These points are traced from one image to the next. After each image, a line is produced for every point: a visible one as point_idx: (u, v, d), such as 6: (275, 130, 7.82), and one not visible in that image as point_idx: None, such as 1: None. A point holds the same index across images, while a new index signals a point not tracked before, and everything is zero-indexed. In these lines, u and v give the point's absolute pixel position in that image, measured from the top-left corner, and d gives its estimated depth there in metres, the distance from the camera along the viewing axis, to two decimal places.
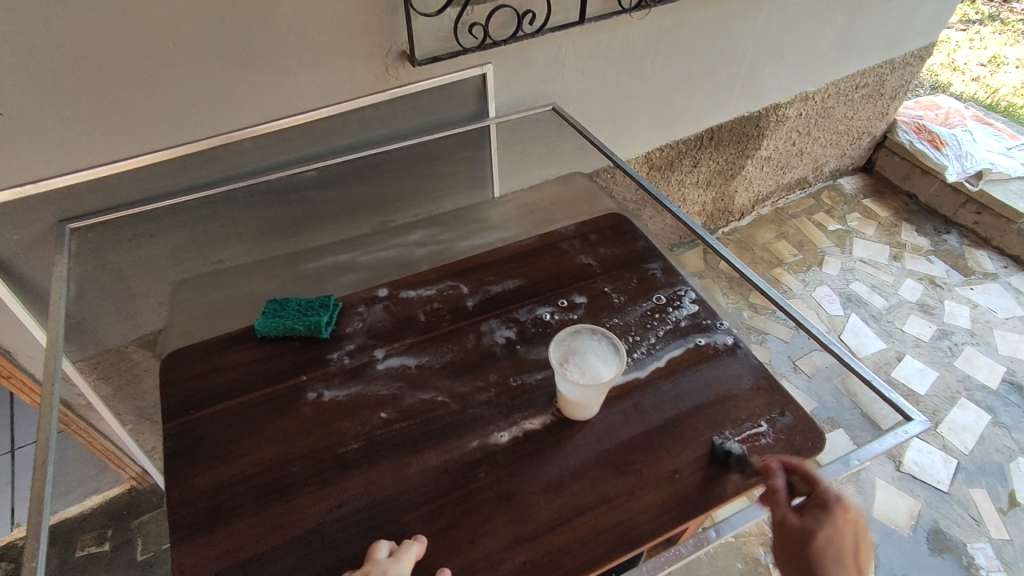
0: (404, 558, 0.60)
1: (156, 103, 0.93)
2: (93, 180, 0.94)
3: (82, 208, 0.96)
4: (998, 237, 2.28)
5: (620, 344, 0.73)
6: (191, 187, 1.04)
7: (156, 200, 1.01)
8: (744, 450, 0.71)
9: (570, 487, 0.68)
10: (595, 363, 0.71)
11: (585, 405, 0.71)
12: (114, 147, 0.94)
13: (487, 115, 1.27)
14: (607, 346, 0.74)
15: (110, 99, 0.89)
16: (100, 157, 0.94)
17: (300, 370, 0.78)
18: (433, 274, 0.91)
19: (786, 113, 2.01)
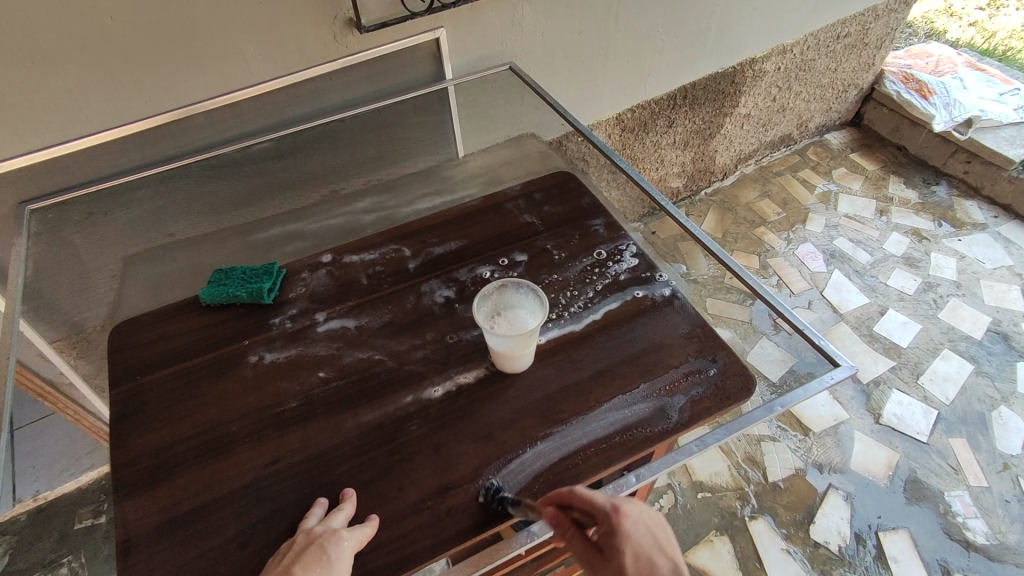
0: (335, 517, 0.62)
1: (100, 81, 0.94)
2: (46, 161, 0.96)
3: (41, 189, 0.99)
4: (988, 186, 2.23)
5: (544, 295, 0.74)
6: (146, 164, 1.05)
7: (112, 178, 1.03)
8: (674, 396, 0.72)
9: (499, 437, 0.70)
10: (523, 317, 0.73)
11: (515, 356, 0.73)
12: (63, 128, 0.96)
13: (444, 80, 1.26)
14: (533, 298, 0.75)
15: (53, 80, 0.90)
16: (49, 138, 0.95)
17: (243, 335, 0.80)
18: (377, 238, 0.92)
19: (763, 68, 1.97)
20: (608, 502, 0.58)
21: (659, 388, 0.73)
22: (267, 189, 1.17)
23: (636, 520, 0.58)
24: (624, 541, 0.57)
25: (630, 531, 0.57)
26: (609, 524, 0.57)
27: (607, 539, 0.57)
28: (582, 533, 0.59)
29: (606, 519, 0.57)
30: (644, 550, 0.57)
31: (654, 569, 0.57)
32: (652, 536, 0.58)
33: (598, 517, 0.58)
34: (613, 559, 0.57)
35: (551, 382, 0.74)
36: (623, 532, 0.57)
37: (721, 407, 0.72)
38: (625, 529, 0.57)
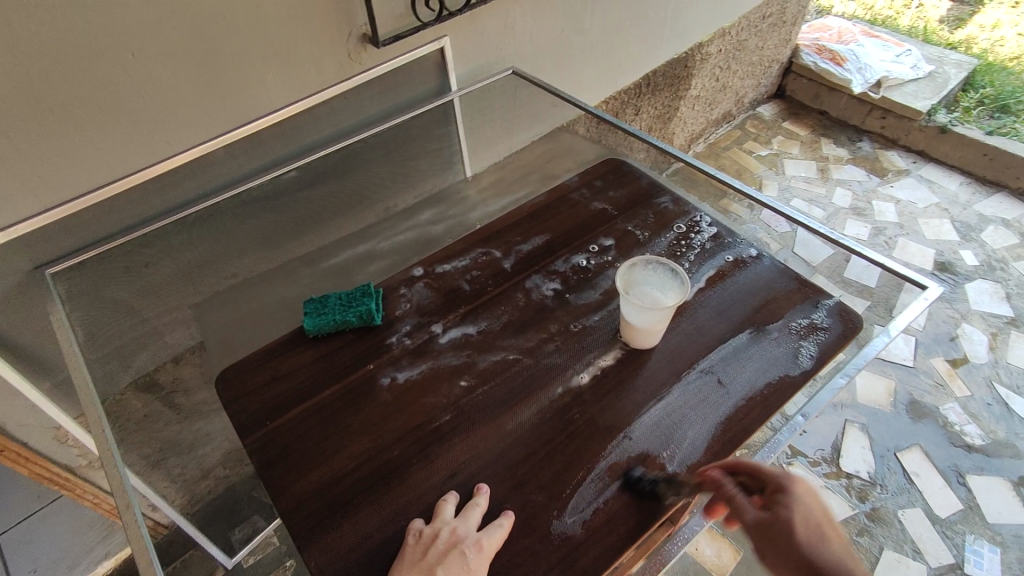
0: (472, 514, 0.62)
1: (124, 124, 0.85)
2: (69, 217, 0.85)
3: (60, 250, 0.87)
4: (903, 136, 2.51)
5: (681, 270, 0.75)
6: (170, 209, 0.96)
7: (133, 231, 0.92)
8: (803, 340, 0.78)
9: (660, 408, 0.72)
10: (655, 293, 0.75)
11: (650, 331, 0.75)
12: (85, 179, 0.85)
13: (450, 90, 1.25)
14: (668, 274, 0.77)
15: (80, 126, 0.81)
16: (70, 190, 0.84)
17: (365, 360, 0.77)
18: (460, 245, 0.91)
19: (708, 51, 2.11)
20: (780, 469, 0.60)
21: (785, 339, 0.78)
22: (302, 218, 1.12)
23: (814, 493, 0.58)
24: (792, 502, 0.57)
25: (803, 496, 0.57)
26: (780, 487, 0.58)
27: (778, 497, 0.58)
28: (747, 502, 0.59)
29: (779, 484, 0.58)
30: (811, 517, 0.56)
31: (822, 543, 0.55)
32: (819, 510, 0.57)
33: (769, 484, 0.59)
34: (772, 524, 0.56)
35: (687, 350, 0.77)
36: (795, 495, 0.57)
37: (841, 344, 0.78)
38: (798, 492, 0.58)
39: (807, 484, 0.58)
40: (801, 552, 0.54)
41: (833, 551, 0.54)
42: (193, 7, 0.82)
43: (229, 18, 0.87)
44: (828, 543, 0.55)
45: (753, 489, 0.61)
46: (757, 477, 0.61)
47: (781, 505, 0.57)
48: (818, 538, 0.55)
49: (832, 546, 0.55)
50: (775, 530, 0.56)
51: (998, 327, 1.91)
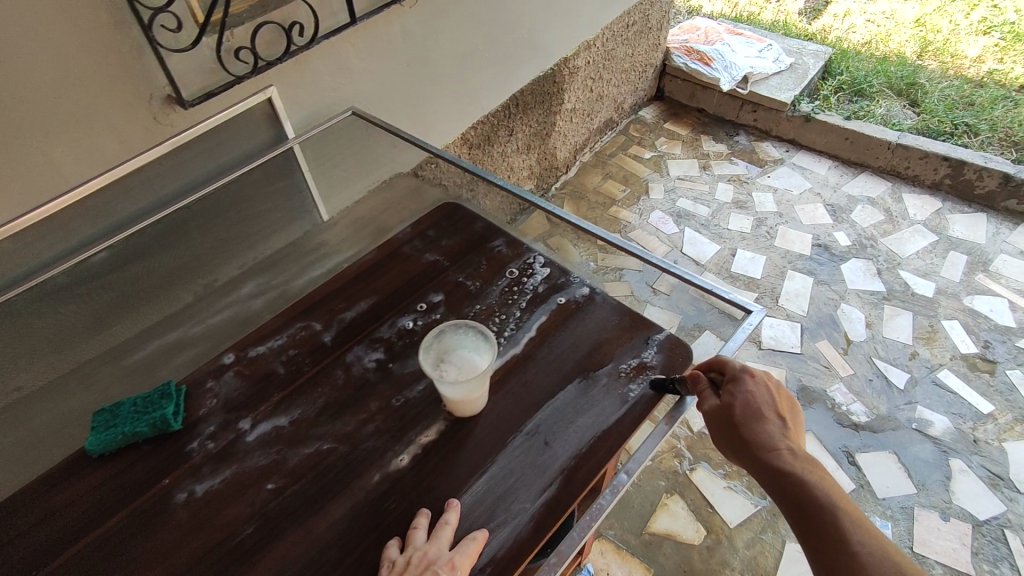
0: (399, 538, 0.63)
1: None
2: None
3: None
4: (774, 128, 2.62)
5: (489, 331, 0.73)
6: None
7: None
8: (633, 384, 0.76)
9: (482, 483, 0.68)
10: (467, 360, 0.71)
11: (473, 398, 0.71)
12: None
13: (287, 137, 1.17)
14: (478, 335, 0.73)
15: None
16: None
17: (159, 476, 0.69)
18: (277, 321, 0.84)
19: (576, 64, 2.13)
20: (738, 364, 0.72)
21: (618, 381, 0.76)
22: (121, 303, 1.01)
23: (765, 376, 0.72)
24: (743, 390, 0.70)
25: (750, 385, 0.70)
26: (735, 377, 0.71)
27: (731, 387, 0.71)
28: (711, 390, 0.72)
29: (733, 375, 0.71)
30: (757, 401, 0.70)
31: (766, 421, 0.68)
32: (768, 393, 0.70)
33: (728, 373, 0.72)
34: (727, 409, 0.70)
35: (513, 413, 0.74)
36: (744, 385, 0.70)
37: (670, 380, 0.77)
38: (749, 382, 0.70)
39: (758, 372, 0.71)
40: (742, 432, 0.68)
41: (772, 429, 0.68)
42: None
43: None
44: (760, 419, 0.68)
45: (718, 379, 0.73)
46: (721, 370, 0.73)
47: (730, 394, 0.70)
48: (756, 420, 0.68)
49: (773, 422, 0.68)
50: (727, 416, 0.70)
51: (873, 303, 2.00)
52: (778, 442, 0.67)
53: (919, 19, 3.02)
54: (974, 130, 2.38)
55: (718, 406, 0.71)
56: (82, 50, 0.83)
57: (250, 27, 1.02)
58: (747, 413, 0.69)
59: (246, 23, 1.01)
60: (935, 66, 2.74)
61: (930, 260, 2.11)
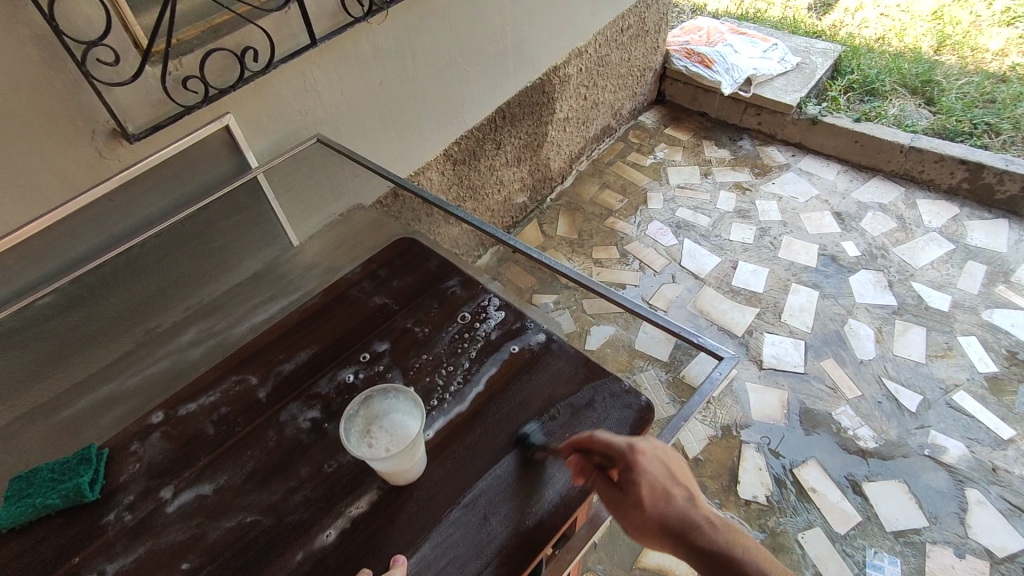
0: None
1: None
2: None
3: None
4: (780, 131, 2.52)
5: (417, 396, 0.67)
6: None
7: None
8: None
9: (412, 565, 0.62)
10: (399, 427, 0.66)
11: (409, 466, 0.66)
12: None
13: (250, 167, 1.11)
14: (410, 401, 0.68)
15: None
16: None
17: (70, 553, 0.64)
18: (212, 374, 0.80)
19: (567, 73, 2.05)
20: (623, 442, 0.63)
21: (570, 445, 0.69)
22: (69, 347, 0.97)
23: (654, 450, 0.63)
24: (640, 475, 0.61)
25: (644, 463, 0.61)
26: (625, 463, 0.62)
27: (625, 471, 0.62)
28: (606, 480, 0.63)
29: (624, 459, 0.62)
30: (657, 480, 0.61)
31: (666, 502, 0.60)
32: (661, 470, 0.61)
33: (614, 460, 0.63)
34: (628, 504, 0.61)
35: (451, 482, 0.68)
36: (638, 465, 0.61)
37: None
38: (640, 463, 0.61)
39: (648, 448, 0.62)
40: (654, 517, 0.60)
41: (678, 505, 0.60)
42: None
43: None
44: (670, 500, 0.60)
45: (603, 464, 0.64)
46: (601, 452, 0.64)
47: (626, 478, 0.61)
48: (665, 500, 0.60)
49: (674, 502, 0.60)
50: (632, 504, 0.60)
51: (883, 318, 1.89)
52: (685, 521, 0.59)
53: (935, 12, 2.87)
54: (994, 129, 2.25)
55: (622, 495, 0.61)
56: (13, 88, 0.78)
57: (199, 53, 0.96)
58: (643, 505, 0.60)
59: (195, 51, 0.95)
60: (953, 62, 2.59)
61: (945, 270, 1.99)
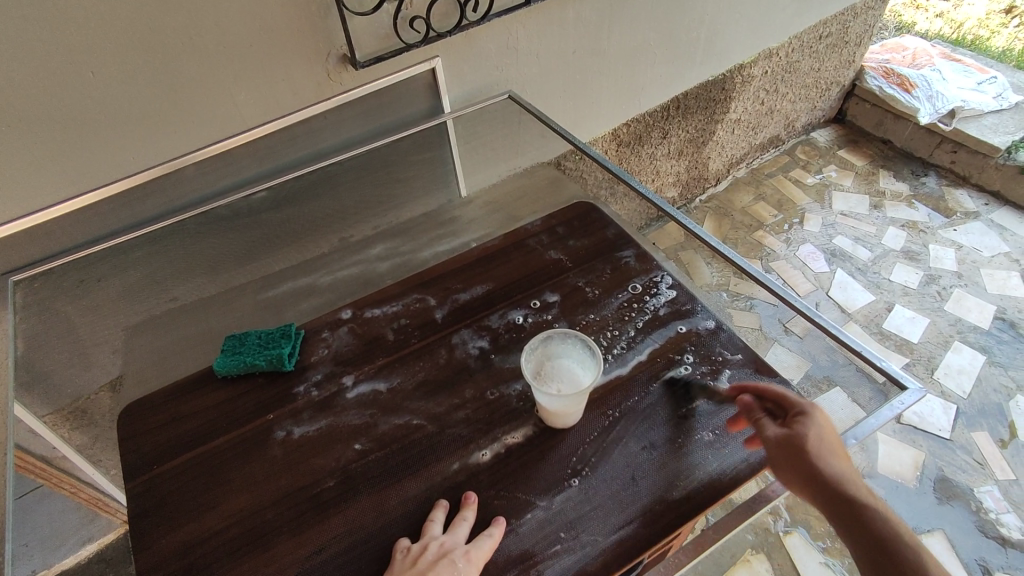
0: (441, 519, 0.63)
1: (77, 139, 0.84)
2: (28, 229, 0.86)
3: (23, 258, 0.90)
4: (976, 174, 2.25)
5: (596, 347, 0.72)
6: (133, 224, 0.96)
7: (97, 243, 0.94)
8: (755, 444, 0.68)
9: (558, 503, 0.64)
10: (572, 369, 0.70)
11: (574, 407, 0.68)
12: (42, 193, 0.86)
13: (443, 111, 1.19)
14: (585, 350, 0.73)
15: (31, 143, 0.81)
16: (29, 205, 0.86)
17: (266, 409, 0.74)
18: (396, 288, 0.87)
19: (751, 73, 1.96)
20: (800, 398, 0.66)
21: (729, 432, 0.69)
22: (270, 239, 1.10)
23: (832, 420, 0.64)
24: (811, 424, 0.63)
25: (819, 418, 0.63)
26: (800, 412, 0.64)
27: (797, 419, 0.64)
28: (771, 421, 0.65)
29: (802, 410, 0.64)
30: (824, 436, 0.62)
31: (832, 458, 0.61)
32: (836, 434, 0.63)
33: (790, 409, 0.65)
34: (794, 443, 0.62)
35: (604, 438, 0.69)
36: (813, 418, 0.63)
37: None
38: (814, 416, 0.63)
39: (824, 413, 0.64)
40: (822, 463, 0.60)
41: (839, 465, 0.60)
42: (144, 30, 0.80)
43: (192, 39, 0.84)
44: (840, 458, 0.61)
45: (777, 413, 0.66)
46: (777, 401, 0.67)
47: (800, 426, 0.63)
48: (828, 454, 0.61)
49: (841, 462, 0.60)
50: (797, 447, 0.62)
51: None
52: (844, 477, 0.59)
53: None
54: None
55: (788, 436, 0.63)
56: (282, 5, 0.88)
57: None
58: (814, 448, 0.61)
59: None
60: None
61: None
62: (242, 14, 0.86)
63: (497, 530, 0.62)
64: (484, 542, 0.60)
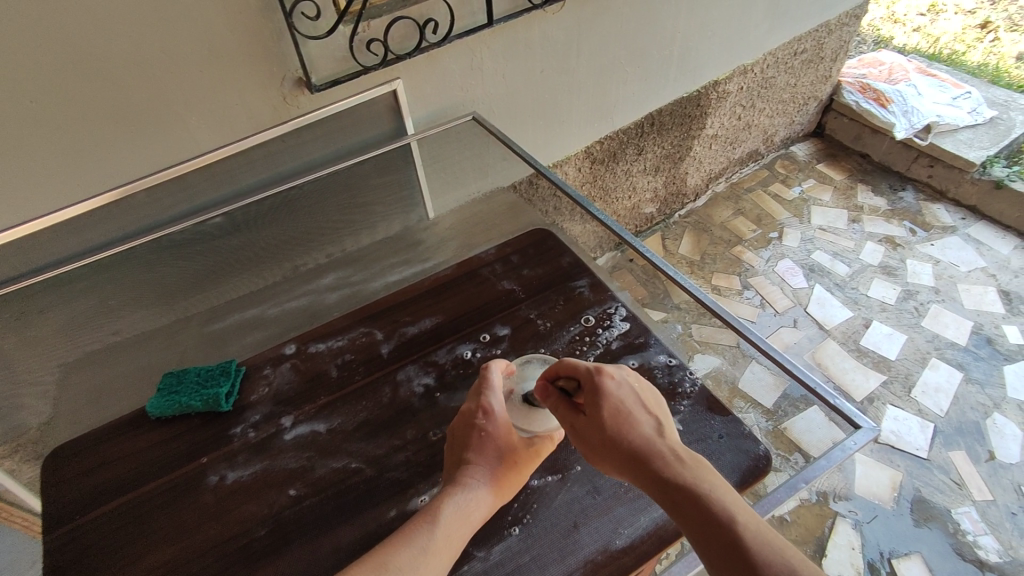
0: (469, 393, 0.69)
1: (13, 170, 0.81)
2: None
3: None
4: (953, 188, 2.25)
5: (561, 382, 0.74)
6: (78, 254, 0.93)
7: (39, 273, 0.91)
8: None
9: (497, 552, 0.62)
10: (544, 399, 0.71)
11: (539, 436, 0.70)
12: None
13: (407, 133, 1.16)
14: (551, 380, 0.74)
15: None
16: None
17: (200, 452, 0.71)
18: (344, 321, 0.84)
19: (726, 89, 1.95)
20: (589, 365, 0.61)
21: None
22: (224, 267, 1.07)
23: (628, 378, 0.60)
24: (605, 396, 0.58)
25: (611, 382, 0.59)
26: (589, 382, 0.60)
27: (590, 394, 0.59)
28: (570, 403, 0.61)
29: (591, 380, 0.60)
30: (623, 403, 0.58)
31: (632, 421, 0.57)
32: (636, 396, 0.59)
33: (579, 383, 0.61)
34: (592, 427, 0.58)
35: (548, 480, 0.67)
36: (606, 387, 0.59)
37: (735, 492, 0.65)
38: (605, 383, 0.59)
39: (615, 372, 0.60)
40: (618, 438, 0.56)
41: (639, 431, 0.56)
42: (84, 57, 0.78)
43: (135, 65, 0.82)
44: (638, 423, 0.57)
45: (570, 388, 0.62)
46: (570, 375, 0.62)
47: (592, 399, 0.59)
48: (624, 422, 0.57)
49: (639, 426, 0.56)
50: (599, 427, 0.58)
51: None
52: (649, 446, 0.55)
53: None
54: None
55: (584, 419, 0.59)
56: (231, 30, 0.85)
57: (387, 18, 0.99)
58: (609, 425, 0.57)
59: (384, 15, 0.99)
60: None
61: None
62: (186, 39, 0.83)
63: (493, 372, 0.68)
64: (489, 389, 0.67)
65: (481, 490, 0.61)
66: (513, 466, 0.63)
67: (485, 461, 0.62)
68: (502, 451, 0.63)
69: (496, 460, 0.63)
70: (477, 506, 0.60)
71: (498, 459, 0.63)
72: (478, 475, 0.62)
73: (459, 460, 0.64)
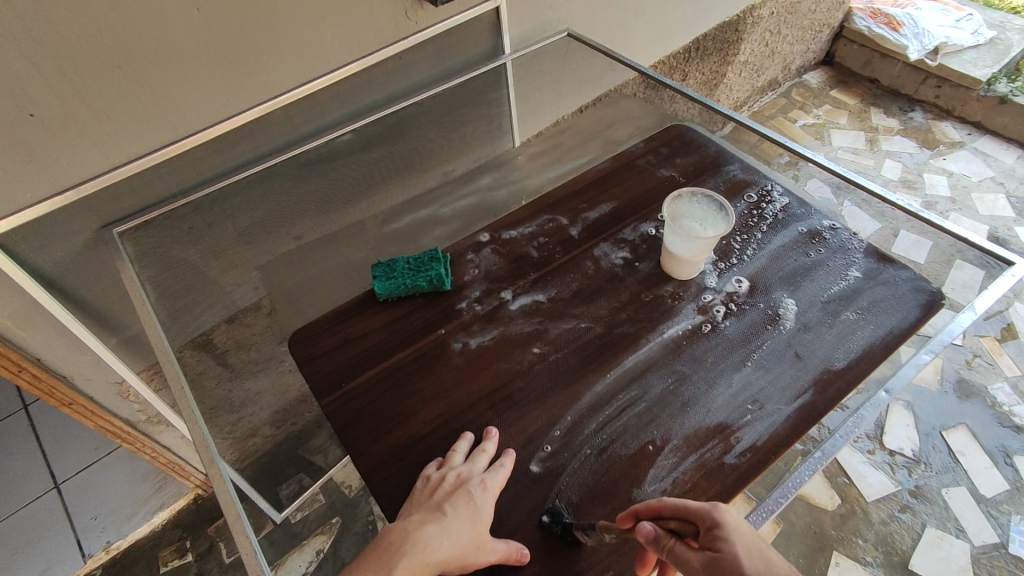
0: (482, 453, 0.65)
1: (180, 73, 0.74)
2: (133, 175, 0.78)
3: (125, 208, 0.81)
4: (959, 107, 2.40)
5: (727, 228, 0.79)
6: (224, 172, 0.88)
7: (193, 191, 0.86)
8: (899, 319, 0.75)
9: (738, 380, 0.71)
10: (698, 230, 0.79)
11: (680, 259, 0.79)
12: (141, 138, 0.76)
13: (502, 53, 1.10)
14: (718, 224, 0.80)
15: (138, 80, 0.71)
16: (130, 149, 0.76)
17: (436, 325, 0.77)
18: (525, 212, 0.90)
19: (760, 14, 2.02)
20: None
21: (871, 312, 0.76)
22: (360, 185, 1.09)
23: None
24: None
25: None
26: None
27: None
28: None
29: None
30: None
31: None
32: None
33: None
34: None
35: (762, 324, 0.76)
36: None
37: (921, 320, 0.75)
38: None
39: None
40: None
41: None
42: None
43: None
44: None
45: None
46: None
47: None
48: None
49: None
50: None
51: None
52: None
53: None
54: None
55: None
56: None
57: None
58: None
59: None
60: None
61: None
62: None
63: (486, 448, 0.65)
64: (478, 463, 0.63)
65: (433, 543, 0.56)
66: (472, 544, 0.57)
67: (455, 520, 0.58)
68: (475, 520, 0.59)
69: (463, 525, 0.58)
70: (423, 555, 0.55)
71: (465, 524, 0.58)
72: (436, 529, 0.57)
73: (429, 509, 0.59)
